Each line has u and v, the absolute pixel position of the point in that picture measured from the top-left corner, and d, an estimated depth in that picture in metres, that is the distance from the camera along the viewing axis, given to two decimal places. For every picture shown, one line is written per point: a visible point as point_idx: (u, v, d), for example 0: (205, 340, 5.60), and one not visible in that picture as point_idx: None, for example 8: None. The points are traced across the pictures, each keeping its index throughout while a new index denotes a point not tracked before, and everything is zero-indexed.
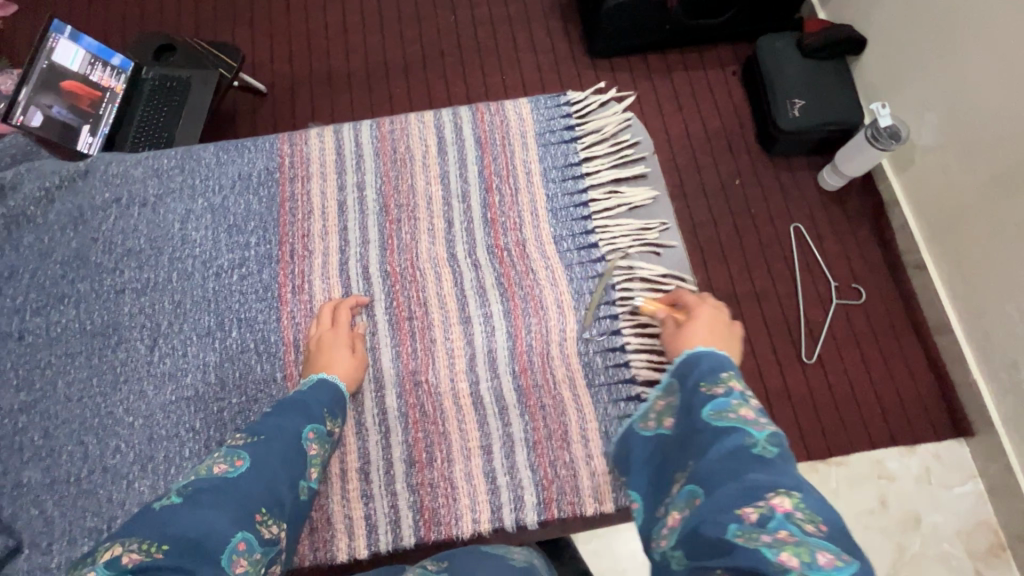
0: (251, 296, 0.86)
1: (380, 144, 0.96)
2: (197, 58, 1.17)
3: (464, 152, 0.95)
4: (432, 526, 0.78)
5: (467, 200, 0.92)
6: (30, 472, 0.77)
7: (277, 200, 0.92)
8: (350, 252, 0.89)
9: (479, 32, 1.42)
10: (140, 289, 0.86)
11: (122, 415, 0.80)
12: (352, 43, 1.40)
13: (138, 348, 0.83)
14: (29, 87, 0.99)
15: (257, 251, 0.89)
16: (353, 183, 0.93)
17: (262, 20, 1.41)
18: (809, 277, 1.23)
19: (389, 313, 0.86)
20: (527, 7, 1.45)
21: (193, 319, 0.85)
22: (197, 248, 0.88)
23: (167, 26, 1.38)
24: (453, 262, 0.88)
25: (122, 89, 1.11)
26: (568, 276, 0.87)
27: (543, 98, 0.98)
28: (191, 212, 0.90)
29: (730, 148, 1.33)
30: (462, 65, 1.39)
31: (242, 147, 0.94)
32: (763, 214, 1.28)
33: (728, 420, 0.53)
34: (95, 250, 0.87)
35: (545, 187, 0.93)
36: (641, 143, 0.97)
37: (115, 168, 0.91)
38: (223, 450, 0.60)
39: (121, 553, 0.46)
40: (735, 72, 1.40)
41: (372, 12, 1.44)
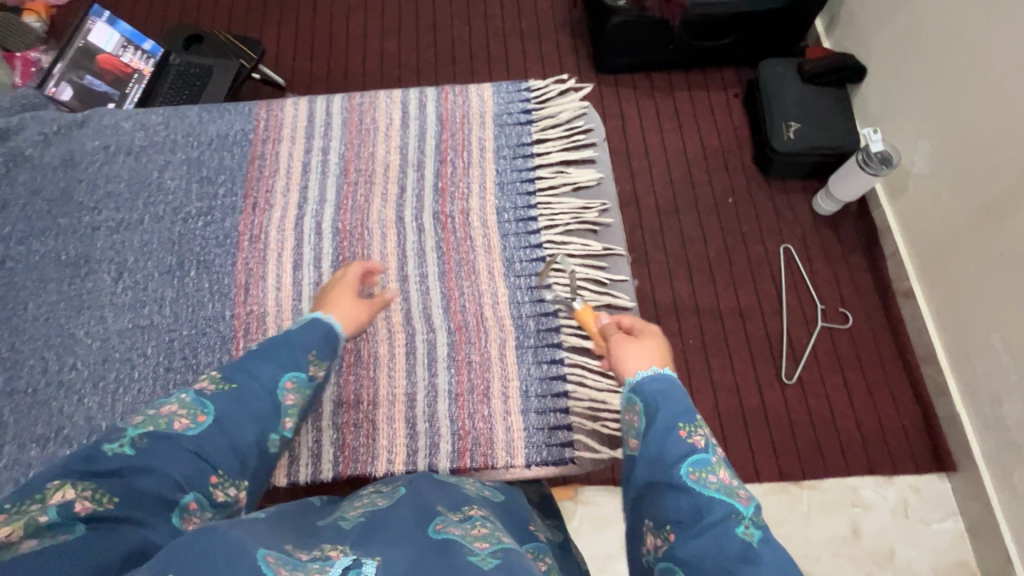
0: (212, 241, 0.87)
1: (348, 116, 0.95)
2: (222, 49, 1.26)
3: (424, 127, 0.95)
4: (350, 462, 0.77)
5: (421, 169, 0.92)
6: None
7: (247, 158, 0.92)
8: (307, 211, 0.89)
9: (491, 41, 1.49)
10: (114, 227, 0.87)
11: (81, 336, 0.81)
12: (369, 46, 1.48)
13: (105, 280, 0.84)
14: (63, 64, 1.09)
15: (223, 202, 0.89)
16: (318, 147, 0.93)
17: (290, 21, 1.51)
18: (796, 297, 1.23)
19: (334, 266, 0.85)
20: (540, 20, 1.52)
21: (157, 258, 0.85)
22: (170, 196, 0.89)
23: (203, 20, 1.48)
24: (399, 226, 0.88)
25: (149, 72, 1.18)
26: (502, 247, 0.87)
27: (504, 82, 0.98)
28: (169, 162, 0.91)
29: (726, 167, 1.35)
30: (472, 71, 1.46)
31: (222, 110, 0.95)
32: (754, 232, 1.29)
33: (710, 488, 0.49)
34: (79, 190, 0.89)
35: (495, 163, 0.92)
36: (594, 130, 0.96)
37: (108, 120, 0.93)
38: (188, 398, 0.54)
39: (74, 497, 0.43)
40: (737, 93, 1.43)
41: (392, 18, 1.52)
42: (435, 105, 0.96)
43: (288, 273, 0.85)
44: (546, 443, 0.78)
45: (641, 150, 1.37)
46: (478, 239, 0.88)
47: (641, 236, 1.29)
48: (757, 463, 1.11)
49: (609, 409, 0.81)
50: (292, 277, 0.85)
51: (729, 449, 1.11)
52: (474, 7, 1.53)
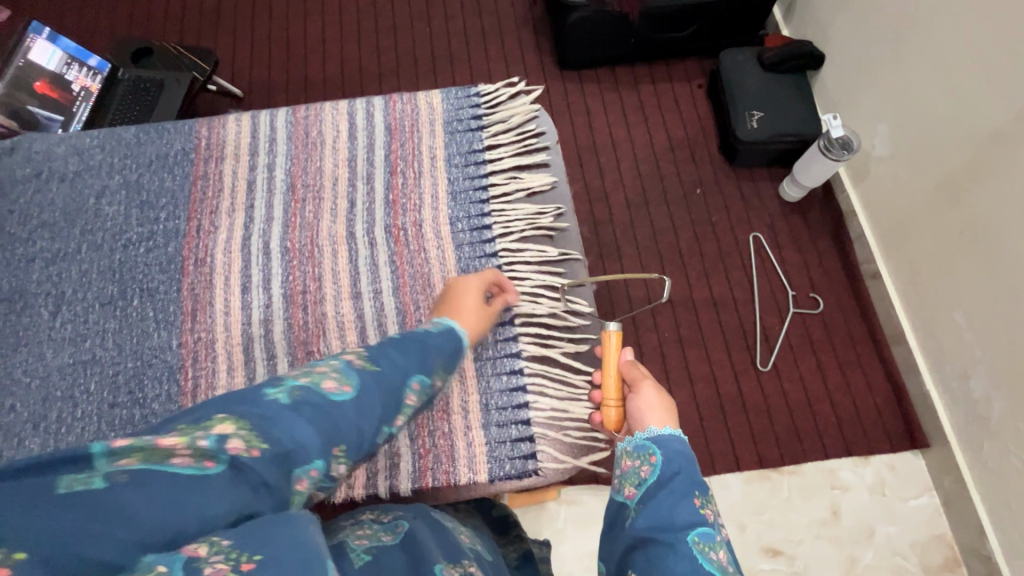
0: (155, 267, 0.84)
1: (293, 129, 0.93)
2: (173, 61, 1.21)
3: (373, 138, 0.93)
4: None
5: (371, 182, 0.90)
6: None
7: (189, 178, 0.89)
8: (254, 230, 0.87)
9: (453, 42, 1.47)
10: (50, 258, 0.84)
11: (19, 375, 0.78)
12: (328, 50, 1.45)
13: (42, 314, 0.81)
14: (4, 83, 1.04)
15: (165, 226, 0.86)
16: (264, 163, 0.91)
17: (245, 29, 1.47)
18: (768, 286, 1.24)
19: (284, 286, 0.83)
20: (500, 20, 1.50)
21: (97, 288, 0.82)
22: (109, 222, 0.86)
23: (154, 33, 1.44)
24: (350, 241, 0.86)
25: (96, 88, 1.15)
26: (456, 257, 0.86)
27: (454, 88, 0.97)
28: (106, 187, 0.87)
29: (693, 159, 1.36)
30: (434, 73, 1.44)
31: (161, 129, 0.92)
32: (723, 223, 1.29)
33: (712, 563, 0.49)
34: (9, 222, 0.85)
35: (446, 171, 0.91)
36: (545, 133, 0.96)
37: (38, 146, 0.89)
38: (339, 364, 0.52)
39: (232, 434, 0.40)
40: (702, 84, 1.43)
41: (351, 22, 1.49)
42: (382, 114, 0.95)
43: (236, 296, 0.83)
44: (509, 456, 0.78)
45: (605, 146, 1.37)
46: (432, 249, 0.86)
47: (611, 233, 1.29)
48: (736, 452, 1.11)
49: (569, 416, 0.82)
50: (241, 300, 0.83)
51: (708, 440, 1.12)
52: (433, 9, 1.51)
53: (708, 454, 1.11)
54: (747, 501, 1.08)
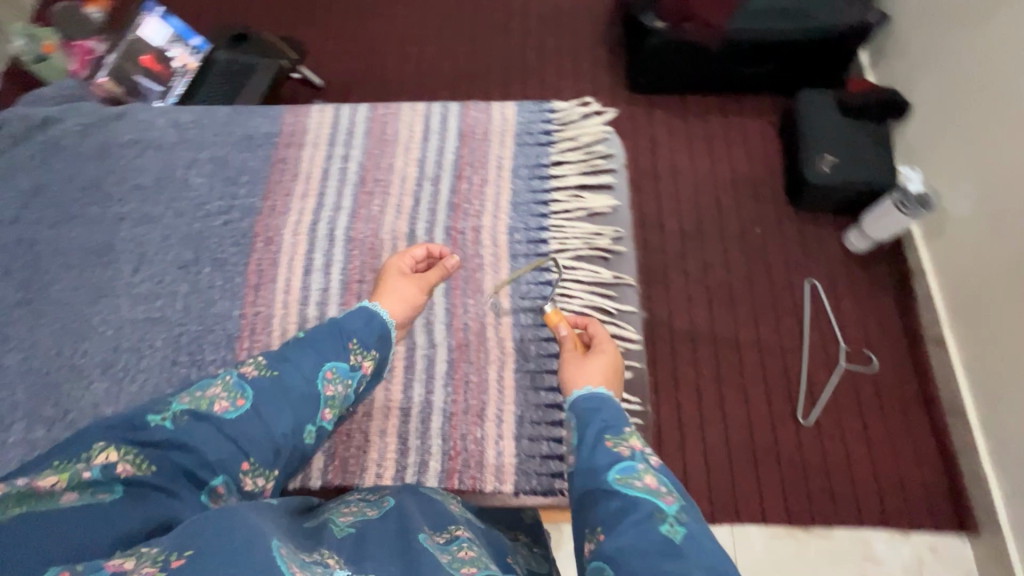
0: (230, 238, 0.89)
1: (371, 125, 0.97)
2: (265, 47, 1.29)
3: (444, 142, 0.95)
4: (340, 472, 0.77)
5: (437, 182, 0.92)
6: (11, 359, 0.80)
7: (270, 160, 0.94)
8: (322, 216, 0.90)
9: (527, 55, 1.50)
10: (137, 220, 0.90)
11: (96, 323, 0.83)
12: (408, 53, 1.51)
13: (124, 269, 0.86)
14: (117, 55, 1.16)
15: (242, 202, 0.91)
16: (340, 153, 0.95)
17: (332, 24, 1.54)
18: (819, 337, 1.19)
19: (342, 274, 0.86)
20: (576, 37, 1.52)
21: (176, 252, 0.88)
22: (193, 192, 0.92)
23: (251, 20, 1.53)
24: (409, 239, 0.89)
25: (194, 66, 1.23)
26: (511, 268, 0.87)
27: (528, 103, 0.98)
28: (196, 160, 0.93)
29: (755, 196, 1.32)
30: (504, 83, 1.47)
31: (253, 112, 0.98)
32: (779, 265, 1.25)
33: (635, 488, 0.54)
34: (107, 181, 0.92)
35: (511, 182, 0.92)
36: (614, 156, 0.95)
37: (142, 115, 0.97)
38: (230, 382, 0.61)
39: (117, 460, 0.51)
40: (773, 122, 1.40)
41: (433, 27, 1.54)
42: (456, 119, 0.97)
43: (298, 277, 0.86)
44: (536, 472, 0.77)
45: (666, 172, 1.36)
46: (487, 255, 0.88)
47: (661, 260, 1.27)
48: (764, 503, 1.07)
49: None
50: (302, 281, 0.86)
51: (735, 485, 1.08)
52: (511, 20, 1.55)
53: (733, 500, 1.07)
54: (771, 558, 1.03)
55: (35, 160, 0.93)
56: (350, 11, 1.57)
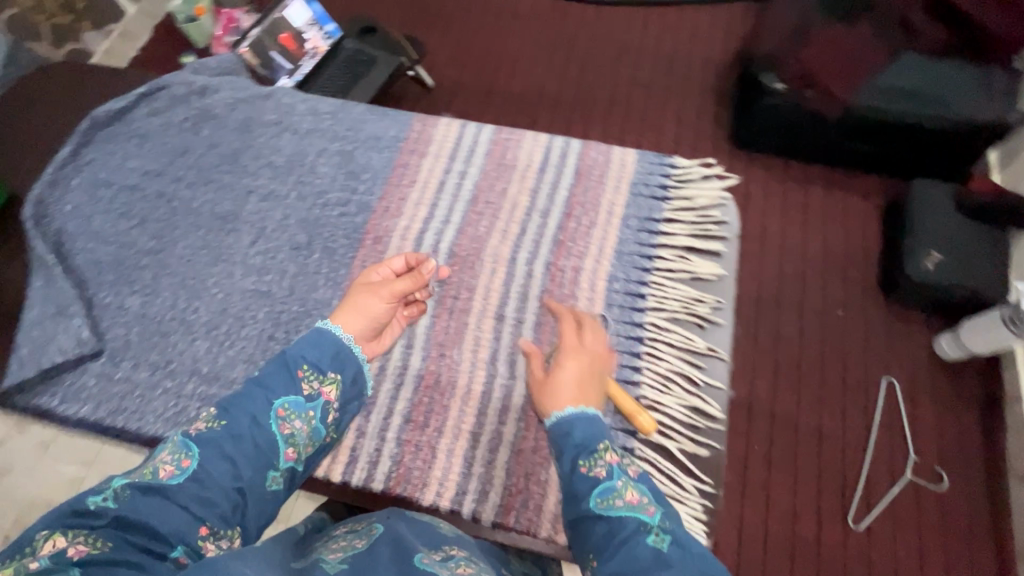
0: (341, 231, 0.86)
1: (492, 147, 0.92)
2: (389, 44, 1.37)
3: (558, 179, 0.89)
4: (401, 482, 0.74)
5: (547, 217, 0.87)
6: (133, 301, 0.82)
7: (390, 164, 0.91)
8: (430, 225, 0.87)
9: (633, 89, 1.52)
10: (264, 195, 0.88)
11: (209, 285, 0.83)
12: (517, 69, 1.55)
13: (242, 239, 0.86)
14: (260, 29, 1.24)
15: (360, 197, 0.88)
16: (458, 171, 0.91)
17: (451, 30, 1.61)
18: (887, 441, 1.11)
19: (438, 286, 0.83)
20: (686, 82, 1.52)
21: (290, 234, 0.86)
22: (316, 179, 0.89)
23: (378, 13, 1.63)
24: (510, 266, 0.84)
25: (324, 50, 1.31)
26: (603, 314, 0.80)
27: (650, 152, 0.92)
28: (325, 149, 0.91)
29: (844, 277, 1.26)
30: (608, 113, 1.49)
31: (385, 114, 0.95)
32: (856, 355, 1.19)
33: (618, 509, 0.57)
34: (244, 154, 0.91)
35: (619, 229, 0.86)
36: (728, 225, 0.89)
37: (287, 99, 0.94)
38: (177, 444, 0.60)
39: (66, 544, 0.49)
40: (878, 204, 1.33)
41: (547, 47, 1.57)
42: (575, 156, 0.91)
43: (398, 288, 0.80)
44: None
45: (755, 234, 1.32)
46: (582, 297, 0.81)
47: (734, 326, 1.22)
48: None
49: None
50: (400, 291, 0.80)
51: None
52: (626, 55, 1.56)
53: None
54: None
55: (185, 124, 0.92)
56: (500, 32, 1.60)
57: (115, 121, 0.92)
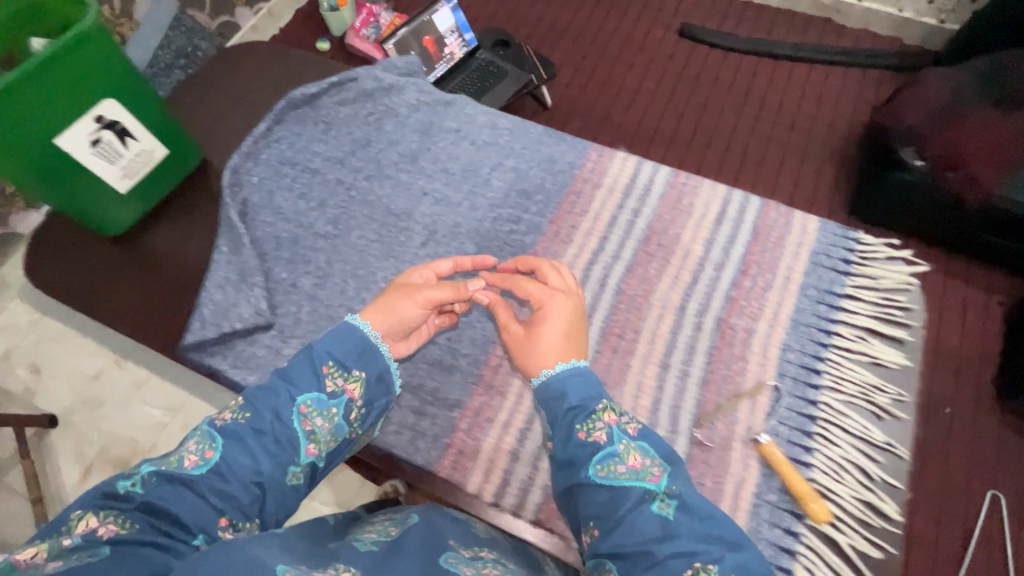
0: (512, 249, 0.87)
1: (669, 190, 0.91)
2: (520, 60, 1.40)
3: (737, 233, 0.86)
4: (552, 514, 0.75)
5: (720, 271, 0.84)
6: (305, 282, 0.84)
7: (564, 190, 0.91)
8: (599, 259, 0.86)
9: (751, 140, 1.52)
10: (437, 200, 0.90)
11: (378, 279, 0.84)
12: (636, 102, 1.58)
13: (414, 239, 0.87)
14: (407, 30, 1.30)
15: (530, 218, 0.89)
16: (631, 208, 0.90)
17: (575, 56, 1.66)
18: (986, 561, 1.02)
19: (603, 323, 0.81)
20: (808, 141, 1.50)
21: (460, 242, 0.87)
22: (491, 194, 0.90)
23: (517, 28, 1.70)
24: (679, 315, 0.81)
25: (458, 56, 1.35)
26: (776, 383, 0.75)
27: (832, 222, 0.87)
28: (502, 164, 0.92)
29: (956, 374, 1.18)
30: (722, 160, 1.50)
31: (561, 140, 0.95)
32: (959, 457, 1.11)
33: (621, 476, 0.60)
34: (423, 156, 0.93)
35: (797, 296, 0.81)
36: (914, 312, 0.81)
37: (469, 111, 0.97)
38: (202, 433, 0.61)
39: (96, 524, 0.51)
40: (1002, 303, 1.24)
41: (670, 86, 1.60)
42: (753, 214, 0.88)
43: None
44: None
45: None
46: (753, 361, 0.77)
47: None
48: None
49: None
50: None
51: None
52: (748, 103, 1.57)
53: None
54: None
55: (370, 118, 0.96)
56: (639, 72, 1.63)
57: (306, 104, 0.97)
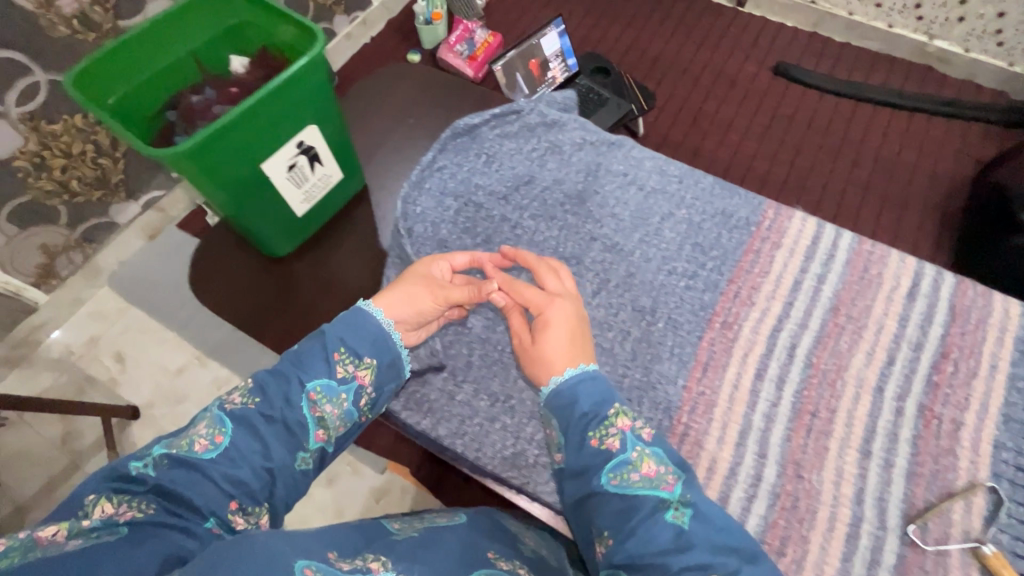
0: (689, 305, 0.82)
1: (854, 257, 0.83)
2: (620, 88, 1.38)
3: (933, 309, 0.79)
4: None
5: (919, 351, 0.76)
6: (475, 321, 0.86)
7: (742, 248, 0.85)
8: (785, 326, 0.80)
9: (849, 186, 1.47)
10: (608, 246, 0.86)
11: None
12: (728, 138, 1.56)
13: (586, 287, 0.84)
14: (517, 51, 1.33)
15: (707, 274, 0.84)
16: (815, 273, 0.83)
17: (667, 85, 1.64)
18: None
19: (796, 398, 0.76)
20: (909, 193, 1.45)
21: (633, 294, 0.83)
22: (664, 245, 0.85)
23: (611, 54, 1.69)
24: (877, 397, 0.74)
25: (560, 80, 1.37)
26: (993, 484, 0.68)
27: None
28: (671, 214, 0.87)
29: None
30: (818, 206, 1.46)
31: (733, 192, 0.90)
32: None
33: (634, 484, 0.62)
34: (592, 200, 0.89)
35: (1005, 388, 0.73)
36: None
37: (636, 153, 0.93)
38: (213, 416, 0.60)
39: (110, 506, 0.50)
40: None
41: (764, 123, 1.57)
42: (947, 290, 0.80)
43: (748, 377, 0.77)
44: None
45: None
46: (964, 457, 0.70)
47: None
48: None
49: None
50: (751, 386, 0.77)
51: None
52: (847, 147, 1.52)
53: None
54: None
55: (533, 154, 0.93)
56: (730, 107, 1.60)
57: (466, 134, 0.96)
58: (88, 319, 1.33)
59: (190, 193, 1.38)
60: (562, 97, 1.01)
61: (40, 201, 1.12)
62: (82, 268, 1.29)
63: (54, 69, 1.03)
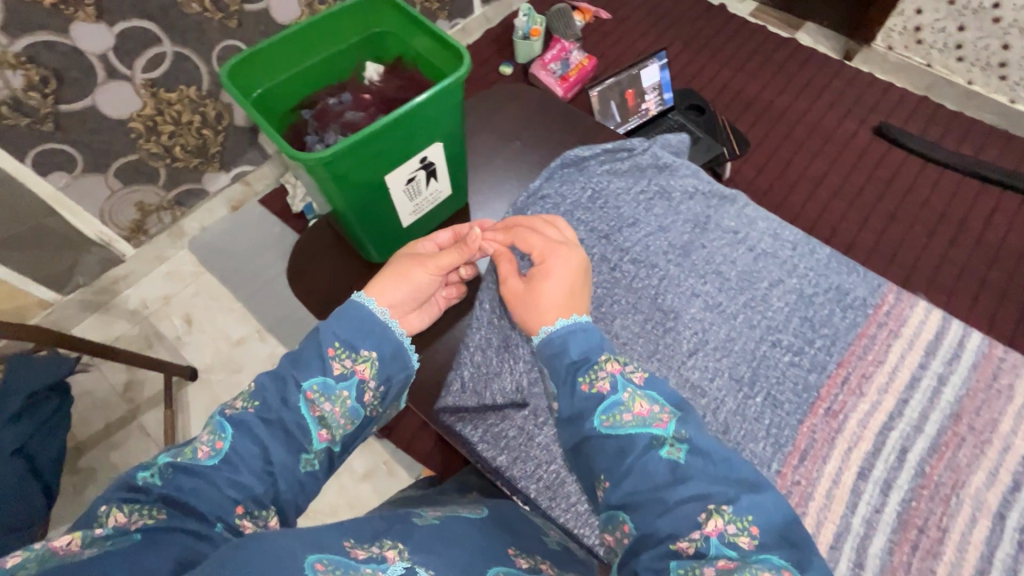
0: (793, 383, 0.74)
1: (982, 361, 0.74)
2: (713, 128, 1.34)
3: None
4: None
5: None
6: None
7: (856, 330, 0.77)
8: (895, 426, 0.71)
9: (942, 262, 1.38)
10: (709, 305, 0.79)
11: None
12: (817, 194, 1.50)
13: (681, 344, 0.77)
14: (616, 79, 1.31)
15: (814, 354, 0.76)
16: (935, 370, 0.74)
17: (761, 131, 1.59)
18: None
19: (901, 506, 0.67)
20: (1012, 281, 1.34)
21: (731, 362, 0.76)
22: (769, 314, 0.79)
23: (706, 91, 1.66)
24: (997, 523, 0.65)
25: (654, 112, 1.35)
26: None
27: None
28: (782, 282, 0.81)
29: None
30: (907, 278, 1.37)
31: (852, 268, 0.83)
32: None
33: (626, 425, 0.57)
34: (696, 253, 0.83)
35: None
36: None
37: (750, 211, 0.87)
38: (213, 421, 0.55)
39: (120, 514, 0.47)
40: None
41: (859, 184, 1.49)
42: None
43: (849, 475, 0.68)
44: None
45: None
46: None
47: None
48: None
49: None
50: (852, 484, 0.68)
51: None
52: (947, 220, 1.42)
53: None
54: None
55: (641, 197, 0.88)
56: (823, 163, 1.54)
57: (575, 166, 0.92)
58: (164, 277, 1.38)
59: (276, 171, 1.43)
60: (672, 139, 0.97)
61: (144, 162, 1.19)
62: (169, 228, 1.36)
63: (181, 43, 1.09)
